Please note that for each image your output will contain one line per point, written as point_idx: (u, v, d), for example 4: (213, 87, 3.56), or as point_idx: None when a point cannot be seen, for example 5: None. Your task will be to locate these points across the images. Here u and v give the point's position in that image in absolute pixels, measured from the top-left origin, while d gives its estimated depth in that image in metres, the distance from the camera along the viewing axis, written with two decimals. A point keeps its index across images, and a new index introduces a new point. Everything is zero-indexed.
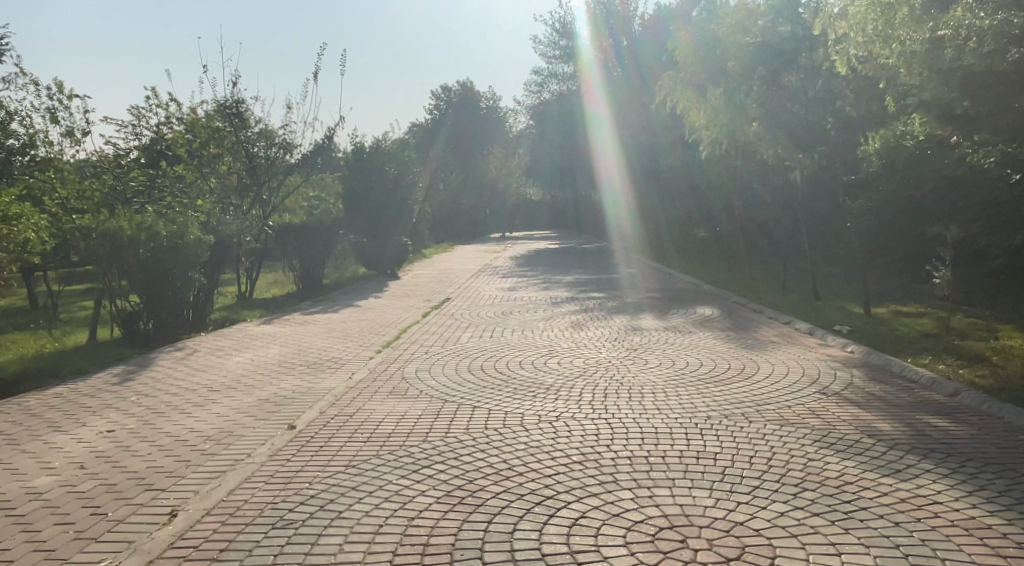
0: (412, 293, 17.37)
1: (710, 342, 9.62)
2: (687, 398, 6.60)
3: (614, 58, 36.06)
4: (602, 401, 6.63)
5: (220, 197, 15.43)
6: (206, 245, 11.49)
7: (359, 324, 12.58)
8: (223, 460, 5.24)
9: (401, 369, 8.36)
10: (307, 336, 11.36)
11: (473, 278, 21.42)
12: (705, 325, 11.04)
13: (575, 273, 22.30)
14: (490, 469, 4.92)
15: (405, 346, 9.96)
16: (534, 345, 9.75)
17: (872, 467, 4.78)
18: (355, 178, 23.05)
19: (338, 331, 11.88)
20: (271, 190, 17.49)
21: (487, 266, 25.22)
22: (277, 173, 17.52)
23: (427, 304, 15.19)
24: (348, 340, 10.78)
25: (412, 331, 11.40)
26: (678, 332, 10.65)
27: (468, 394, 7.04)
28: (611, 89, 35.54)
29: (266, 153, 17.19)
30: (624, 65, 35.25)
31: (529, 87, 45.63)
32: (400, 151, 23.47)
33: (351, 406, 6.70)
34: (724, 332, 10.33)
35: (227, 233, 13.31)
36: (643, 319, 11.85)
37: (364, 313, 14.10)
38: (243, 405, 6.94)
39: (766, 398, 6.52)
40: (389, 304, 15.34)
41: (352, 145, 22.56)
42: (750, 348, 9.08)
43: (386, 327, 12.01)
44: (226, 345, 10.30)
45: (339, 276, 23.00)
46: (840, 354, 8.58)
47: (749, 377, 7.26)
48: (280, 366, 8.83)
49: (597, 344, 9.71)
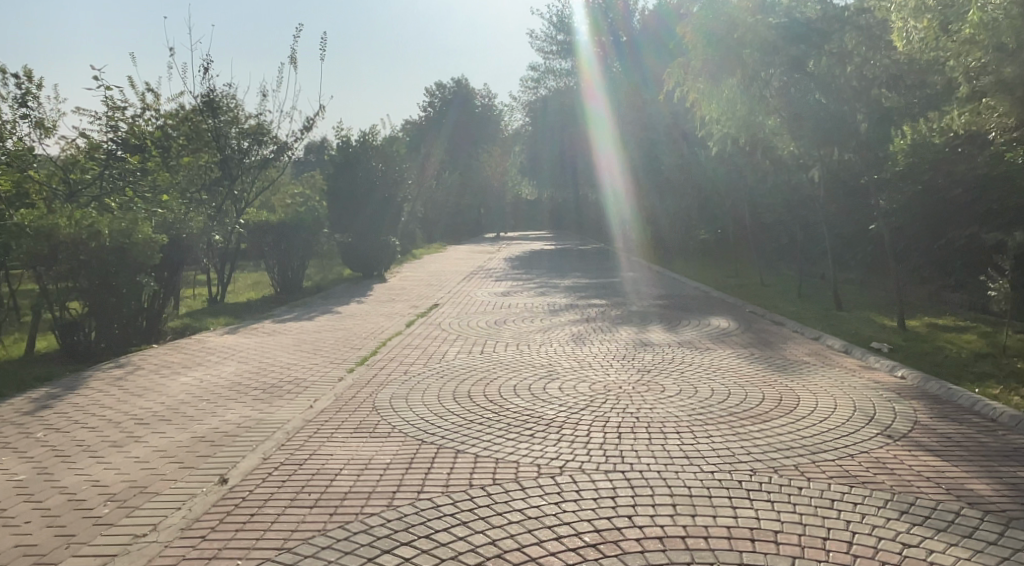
0: (397, 298, 16.08)
1: (733, 362, 8.34)
2: (721, 443, 5.31)
3: (614, 56, 34.79)
4: (616, 445, 5.34)
5: (188, 193, 14.07)
6: (157, 247, 10.02)
7: (336, 335, 11.27)
8: (118, 539, 3.95)
9: (374, 395, 7.05)
10: (275, 349, 10.07)
11: (465, 281, 20.09)
12: (723, 341, 9.79)
13: (573, 276, 20.99)
14: (475, 557, 3.62)
15: (383, 364, 8.67)
16: (532, 363, 8.48)
17: (991, 560, 3.52)
18: (340, 174, 21.65)
19: (310, 343, 10.59)
20: (246, 186, 16.13)
21: (480, 269, 23.88)
22: (255, 168, 16.11)
23: (413, 312, 13.89)
24: (320, 355, 9.48)
25: (393, 344, 10.13)
26: (694, 348, 9.36)
27: (450, 433, 5.75)
28: (611, 88, 34.29)
29: (244, 145, 15.81)
30: (625, 64, 34.02)
31: (525, 83, 44.34)
32: (390, 146, 22.15)
33: (304, 450, 5.41)
34: (748, 350, 9.05)
35: (192, 233, 11.95)
36: (652, 332, 10.56)
37: (344, 321, 12.80)
38: (175, 443, 5.67)
39: (819, 445, 5.26)
40: (372, 311, 14.02)
41: (338, 139, 21.21)
42: (779, 370, 7.84)
43: (365, 339, 10.73)
44: (178, 361, 8.98)
45: (323, 278, 21.63)
46: (887, 380, 7.36)
47: (792, 414, 5.99)
48: (234, 389, 7.55)
49: (602, 363, 8.43)
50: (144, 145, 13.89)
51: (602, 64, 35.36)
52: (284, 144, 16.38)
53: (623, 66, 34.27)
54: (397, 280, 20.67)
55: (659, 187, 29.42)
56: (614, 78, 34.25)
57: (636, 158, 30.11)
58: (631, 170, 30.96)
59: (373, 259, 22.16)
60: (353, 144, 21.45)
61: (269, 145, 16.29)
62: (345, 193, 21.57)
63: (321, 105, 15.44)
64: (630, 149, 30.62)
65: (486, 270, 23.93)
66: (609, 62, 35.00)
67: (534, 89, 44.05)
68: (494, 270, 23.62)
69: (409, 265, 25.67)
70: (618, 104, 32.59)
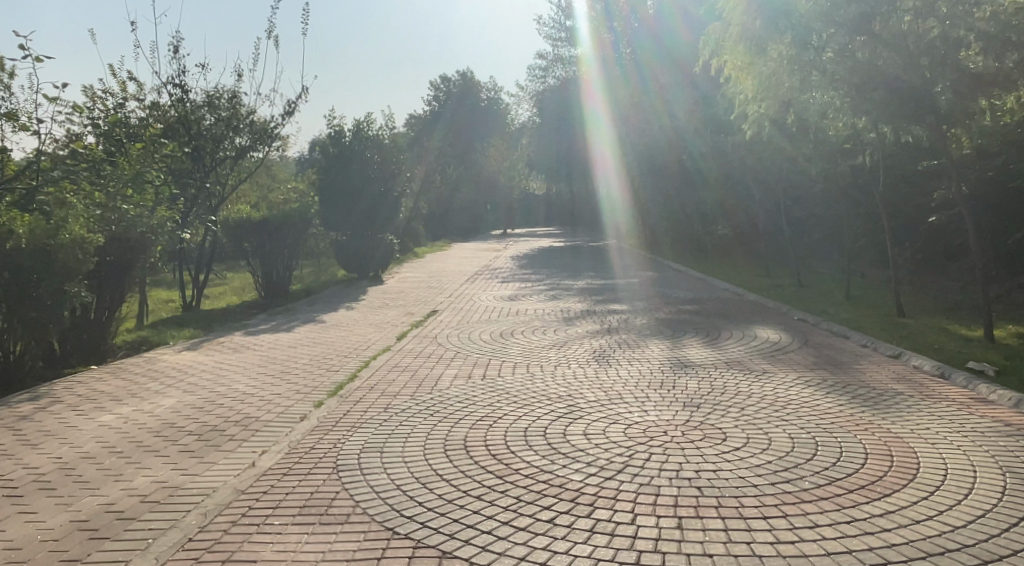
0: (392, 303, 14.40)
1: (804, 391, 6.56)
2: (836, 544, 3.56)
3: (613, 56, 32.98)
4: (681, 546, 3.60)
5: (153, 189, 12.30)
6: (91, 249, 8.43)
7: (313, 350, 9.50)
8: None
9: (341, 446, 5.34)
10: (235, 371, 8.32)
11: (469, 282, 18.42)
12: (779, 360, 7.97)
13: (586, 276, 19.17)
14: None
15: (362, 394, 6.90)
16: (545, 394, 6.71)
17: None
18: (332, 167, 19.88)
19: (280, 361, 8.84)
20: (221, 178, 14.21)
21: (486, 269, 22.11)
22: (224, 158, 14.07)
23: (408, 320, 12.20)
24: (288, 381, 7.73)
25: (378, 363, 8.40)
26: (746, 370, 7.56)
27: (436, 517, 4.02)
28: (609, 88, 32.57)
29: (215, 126, 13.81)
30: (622, 62, 32.26)
31: (533, 72, 42.56)
32: (386, 136, 20.40)
33: (221, 551, 3.70)
34: (816, 374, 7.26)
35: (145, 232, 10.06)
36: (690, 348, 8.75)
37: (326, 333, 11.05)
38: (39, 536, 3.94)
39: (987, 551, 3.52)
40: (362, 320, 12.33)
41: (330, 129, 19.52)
42: (868, 408, 6.04)
43: (347, 356, 8.99)
44: (109, 390, 7.24)
45: (314, 280, 19.91)
46: (1017, 419, 5.61)
47: (921, 490, 4.23)
48: (162, 433, 5.81)
49: (635, 393, 6.63)
50: (124, 142, 12.45)
51: (600, 64, 33.61)
52: (264, 131, 14.53)
53: (618, 64, 32.54)
54: (394, 281, 18.93)
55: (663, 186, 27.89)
56: (611, 76, 32.53)
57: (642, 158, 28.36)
58: (632, 169, 29.45)
59: (369, 259, 20.34)
60: (346, 134, 19.85)
61: (245, 129, 14.26)
62: (337, 187, 19.75)
63: (303, 86, 13.49)
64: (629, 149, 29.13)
65: (492, 269, 22.14)
66: (608, 60, 33.25)
67: (541, 79, 42.11)
68: (501, 270, 21.88)
69: (408, 264, 23.90)
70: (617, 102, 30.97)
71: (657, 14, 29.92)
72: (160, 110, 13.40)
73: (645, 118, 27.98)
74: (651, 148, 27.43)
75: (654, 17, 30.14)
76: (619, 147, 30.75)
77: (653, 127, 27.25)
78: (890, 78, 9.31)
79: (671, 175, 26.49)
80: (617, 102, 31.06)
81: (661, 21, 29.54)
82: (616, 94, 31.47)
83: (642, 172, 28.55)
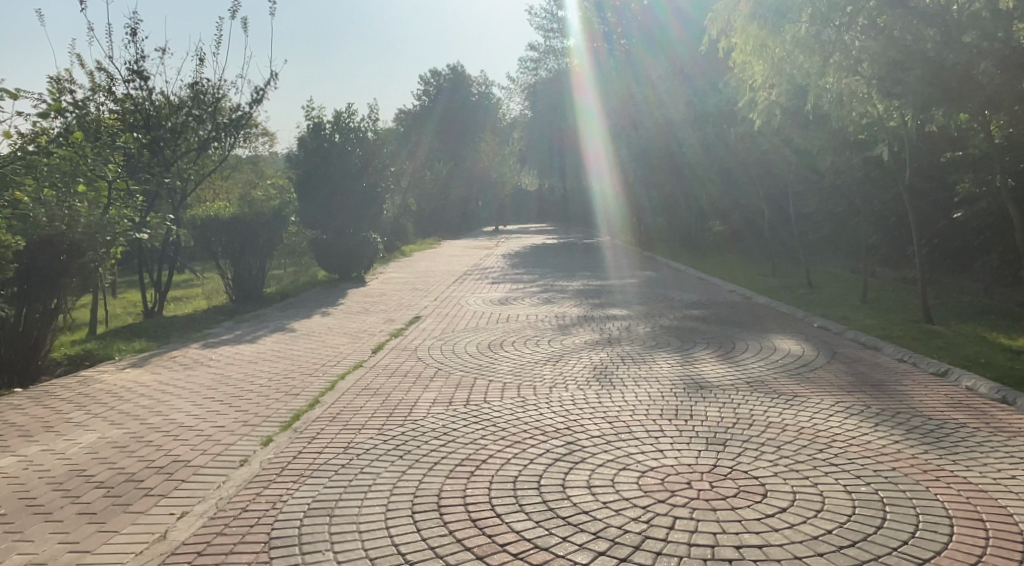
0: (372, 308, 13.27)
1: (848, 422, 5.52)
2: None
3: (606, 51, 31.77)
4: None
5: (105, 187, 11.13)
6: (10, 254, 7.32)
7: (274, 367, 8.36)
8: None
9: (286, 503, 4.29)
10: (179, 394, 7.19)
11: (457, 283, 17.32)
12: (807, 378, 6.92)
13: (580, 277, 18.08)
14: None
15: (319, 428, 5.78)
16: (540, 426, 5.64)
17: None
18: (310, 161, 18.67)
19: (234, 381, 7.71)
20: (184, 173, 13.01)
21: (476, 269, 20.97)
22: (182, 151, 12.75)
23: (388, 328, 11.09)
24: (237, 408, 6.61)
25: (345, 383, 7.27)
26: (772, 391, 6.52)
27: None
28: (601, 83, 31.55)
29: (176, 115, 12.61)
30: (614, 58, 30.94)
31: (525, 64, 41.43)
32: (368, 128, 19.23)
33: None
34: (856, 396, 6.24)
35: (86, 240, 8.72)
36: (702, 363, 7.70)
37: (294, 344, 9.92)
38: None
39: None
40: (337, 328, 11.22)
41: (309, 120, 18.33)
42: (929, 444, 5.02)
43: (312, 374, 7.85)
44: (21, 422, 6.12)
45: (293, 282, 18.68)
46: None
47: None
48: (65, 485, 4.71)
49: (645, 423, 5.58)
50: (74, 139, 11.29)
51: (594, 62, 32.46)
52: (232, 119, 13.28)
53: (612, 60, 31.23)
54: (378, 283, 17.76)
55: (658, 183, 26.85)
56: (603, 72, 31.30)
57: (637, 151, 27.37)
58: (626, 165, 28.44)
59: (352, 261, 18.96)
60: (326, 126, 18.66)
61: (210, 118, 13.01)
62: (315, 183, 18.56)
63: (272, 70, 12.34)
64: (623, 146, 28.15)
65: (482, 269, 20.99)
66: (602, 56, 32.01)
67: (535, 70, 41.07)
68: (491, 269, 20.76)
69: (393, 263, 22.76)
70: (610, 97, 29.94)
71: (650, 8, 28.47)
72: (127, 103, 12.34)
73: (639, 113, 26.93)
74: (645, 143, 26.42)
75: (645, 12, 28.75)
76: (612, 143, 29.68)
77: (644, 124, 26.23)
78: (927, 56, 8.21)
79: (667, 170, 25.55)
80: (609, 99, 29.95)
81: (654, 16, 28.19)
82: (607, 90, 30.33)
83: (636, 169, 27.54)
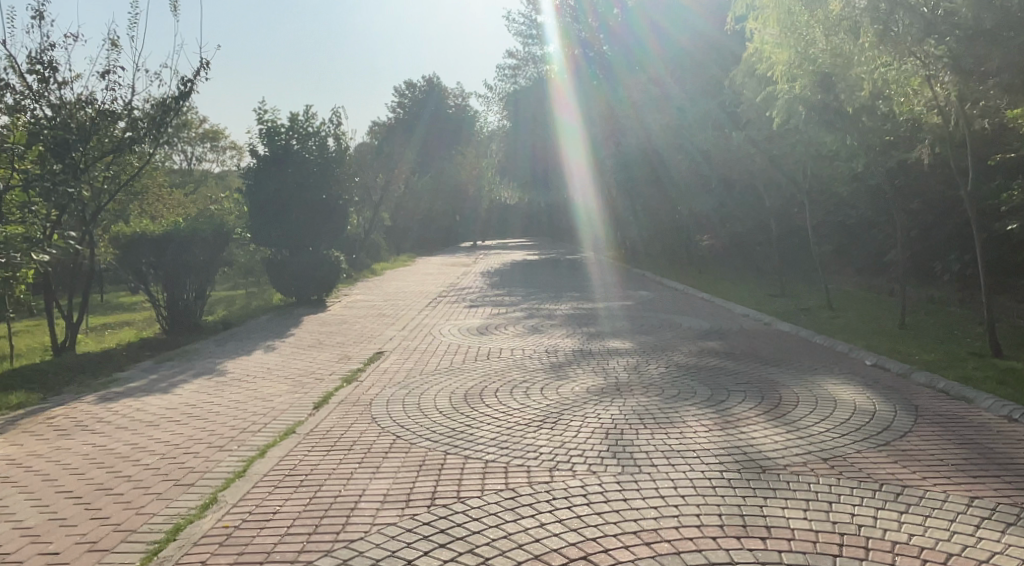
0: (329, 340, 11.21)
1: (1012, 541, 3.63)
2: None
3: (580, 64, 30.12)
4: None
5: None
6: None
7: (177, 433, 6.29)
8: None
9: None
10: (27, 482, 5.12)
11: (431, 307, 15.32)
12: (904, 451, 5.04)
13: (567, 299, 16.17)
14: None
15: (201, 558, 3.77)
16: (547, 551, 3.66)
17: None
18: (265, 172, 16.49)
19: (114, 458, 5.62)
20: (95, 181, 10.92)
21: (453, 290, 18.95)
22: (97, 157, 10.77)
23: (344, 368, 9.06)
24: (97, 509, 4.57)
25: (260, 466, 5.21)
26: (864, 474, 4.62)
27: None
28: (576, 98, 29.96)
29: (81, 110, 10.49)
30: (590, 72, 29.15)
31: (502, 71, 39.66)
32: (329, 133, 17.15)
33: None
34: (989, 484, 4.38)
35: None
36: (749, 423, 5.77)
37: (219, 394, 7.83)
38: None
39: None
40: (282, 368, 9.17)
41: (263, 125, 16.27)
42: None
43: (222, 447, 5.79)
44: None
45: (243, 308, 16.50)
46: None
47: None
48: None
49: (705, 548, 3.63)
50: None
51: (569, 76, 30.65)
52: (151, 117, 11.23)
53: (589, 75, 29.38)
54: (340, 307, 15.69)
55: (643, 199, 25.12)
56: (580, 85, 29.48)
57: (617, 166, 25.79)
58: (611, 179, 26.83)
59: (312, 282, 16.85)
60: (281, 131, 16.53)
61: (128, 116, 11.02)
62: (269, 196, 16.40)
63: (204, 57, 10.37)
64: (608, 161, 26.51)
65: (460, 290, 18.96)
66: (577, 69, 30.17)
67: (512, 79, 39.20)
68: (469, 290, 18.73)
69: (362, 285, 20.67)
70: (587, 113, 28.43)
71: (625, 23, 26.70)
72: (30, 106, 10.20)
73: (620, 126, 25.33)
74: (626, 159, 24.85)
75: (619, 27, 27.10)
76: (598, 158, 28.07)
77: (626, 138, 24.66)
78: None
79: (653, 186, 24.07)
80: (591, 114, 28.22)
81: (629, 31, 26.37)
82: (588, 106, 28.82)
83: (621, 181, 25.92)
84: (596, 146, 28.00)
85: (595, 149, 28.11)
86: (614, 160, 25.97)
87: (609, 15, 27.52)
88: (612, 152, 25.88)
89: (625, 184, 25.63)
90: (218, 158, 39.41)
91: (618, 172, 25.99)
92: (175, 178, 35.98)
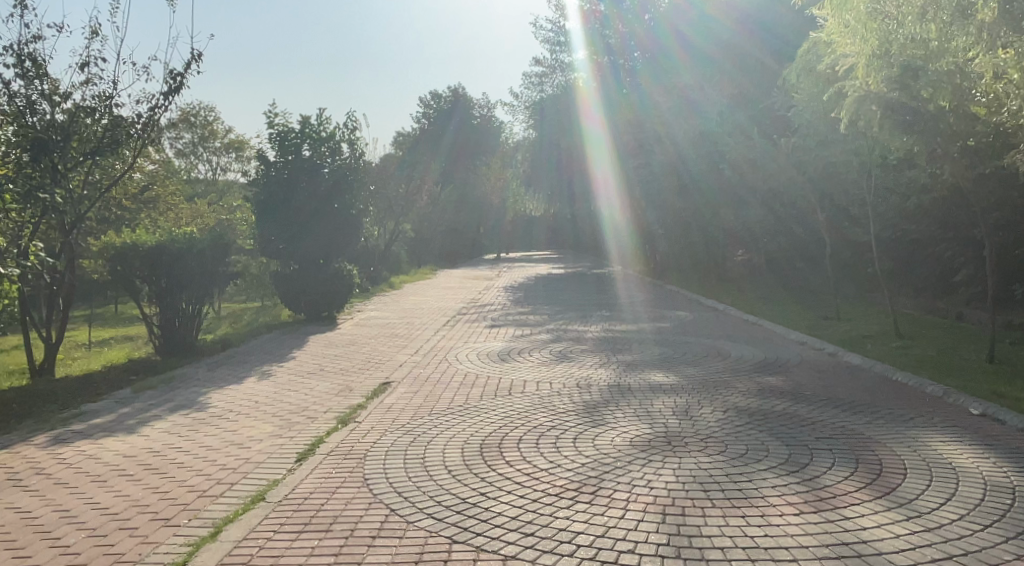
0: (333, 367, 9.98)
1: None
2: None
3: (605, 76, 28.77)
4: None
5: None
6: None
7: (126, 494, 5.07)
8: None
9: None
10: None
11: (449, 327, 14.04)
12: None
13: (598, 319, 14.77)
14: None
15: None
16: None
17: None
18: (273, 179, 15.37)
19: (32, 533, 4.40)
20: (77, 187, 9.81)
21: (473, 307, 17.66)
22: (77, 159, 9.64)
23: (343, 403, 7.80)
24: None
25: (207, 557, 3.95)
26: None
27: None
28: (602, 108, 28.64)
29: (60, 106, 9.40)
30: (617, 84, 27.92)
31: (528, 78, 38.53)
32: (342, 137, 16.03)
33: None
34: None
35: None
36: (852, 506, 4.39)
37: (193, 435, 6.61)
38: None
39: None
40: (274, 402, 7.94)
41: (273, 127, 15.20)
42: None
43: (170, 521, 4.51)
44: None
45: (248, 325, 15.34)
46: None
47: None
48: None
49: None
50: None
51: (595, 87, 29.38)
52: (136, 119, 10.14)
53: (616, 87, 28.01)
54: (351, 326, 14.48)
55: (676, 214, 23.71)
56: (608, 97, 28.24)
57: (648, 179, 24.43)
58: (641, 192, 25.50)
59: (322, 297, 15.66)
60: (293, 135, 15.45)
61: (112, 115, 9.94)
62: (278, 202, 15.32)
63: (197, 49, 9.33)
64: (638, 174, 25.15)
65: (481, 307, 17.65)
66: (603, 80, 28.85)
67: (539, 87, 38.07)
68: (490, 308, 17.40)
69: (378, 300, 19.46)
70: (615, 126, 27.16)
71: (652, 33, 25.37)
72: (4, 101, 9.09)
73: (649, 141, 24.02)
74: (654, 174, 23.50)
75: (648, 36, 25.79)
76: (626, 171, 26.75)
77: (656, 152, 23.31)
78: None
79: (686, 200, 22.69)
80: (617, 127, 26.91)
81: (656, 41, 25.07)
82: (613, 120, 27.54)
83: (652, 195, 24.55)
84: (623, 159, 26.66)
85: (623, 163, 26.80)
86: (644, 173, 24.62)
87: (636, 24, 26.30)
88: (643, 166, 24.56)
89: (658, 198, 24.29)
90: (240, 167, 38.73)
91: (648, 186, 24.61)
92: (197, 188, 35.40)
